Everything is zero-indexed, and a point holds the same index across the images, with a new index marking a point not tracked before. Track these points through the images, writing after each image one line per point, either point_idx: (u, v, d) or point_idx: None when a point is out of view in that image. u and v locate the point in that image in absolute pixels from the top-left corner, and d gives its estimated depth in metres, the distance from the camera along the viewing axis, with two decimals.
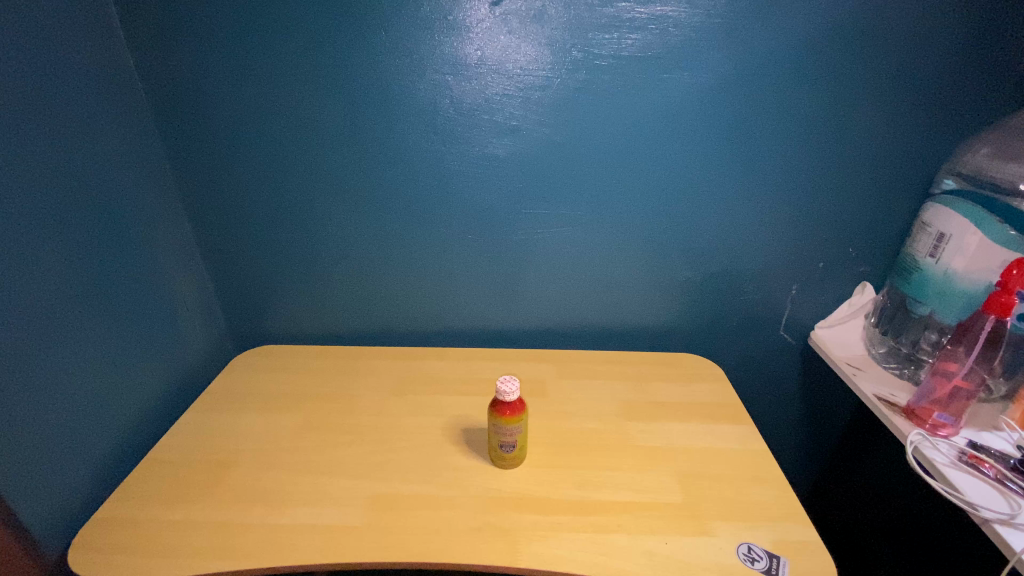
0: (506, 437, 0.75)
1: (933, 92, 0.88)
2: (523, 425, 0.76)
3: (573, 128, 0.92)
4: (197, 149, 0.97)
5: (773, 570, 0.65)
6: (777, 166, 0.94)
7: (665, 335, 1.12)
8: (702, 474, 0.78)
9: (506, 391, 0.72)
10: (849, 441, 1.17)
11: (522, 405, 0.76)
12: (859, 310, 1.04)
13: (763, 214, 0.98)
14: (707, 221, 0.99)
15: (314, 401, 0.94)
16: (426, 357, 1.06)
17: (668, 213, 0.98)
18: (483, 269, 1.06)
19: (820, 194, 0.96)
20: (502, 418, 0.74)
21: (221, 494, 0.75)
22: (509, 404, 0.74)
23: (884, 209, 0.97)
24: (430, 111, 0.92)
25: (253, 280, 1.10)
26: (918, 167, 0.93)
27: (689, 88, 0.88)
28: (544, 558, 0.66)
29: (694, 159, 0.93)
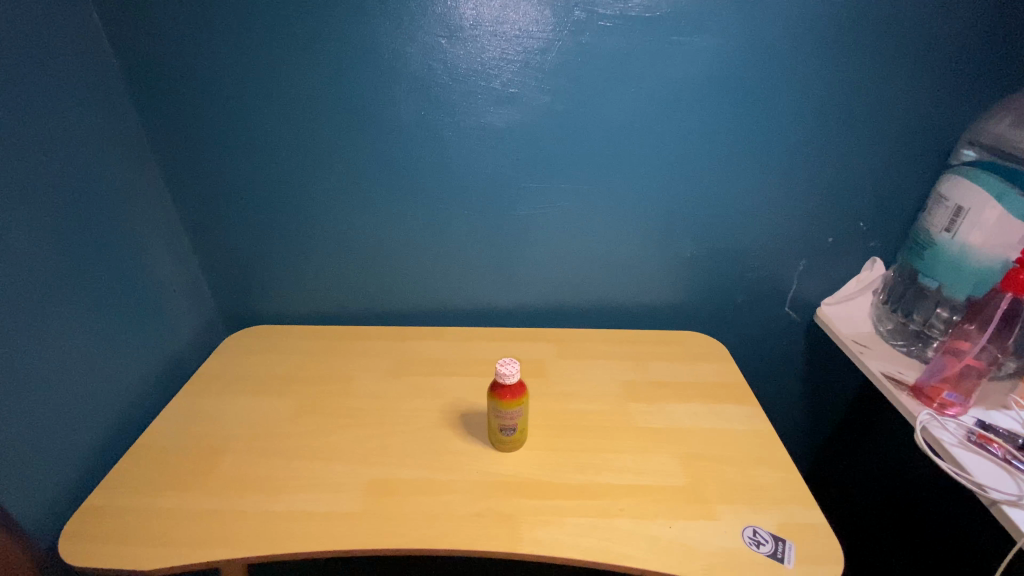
0: (506, 423, 0.73)
1: (957, 57, 0.83)
2: (525, 410, 0.73)
3: (576, 95, 0.87)
4: (176, 122, 0.92)
5: (779, 554, 0.64)
6: (789, 136, 0.89)
7: (668, 314, 1.09)
8: (706, 457, 0.76)
9: (506, 375, 0.70)
10: (852, 418, 1.16)
11: (523, 389, 0.73)
12: (868, 286, 1.01)
13: (772, 188, 0.94)
14: (714, 196, 0.95)
15: (309, 384, 0.91)
16: (424, 337, 1.03)
17: (673, 188, 0.95)
18: (482, 246, 1.02)
19: (832, 165, 0.92)
20: (502, 402, 0.72)
21: (213, 481, 0.73)
22: (509, 388, 0.72)
23: (898, 182, 0.93)
24: (423, 77, 0.87)
25: (243, 260, 1.06)
26: (936, 137, 0.89)
27: (699, 52, 0.83)
28: (546, 543, 0.65)
29: (702, 129, 0.89)
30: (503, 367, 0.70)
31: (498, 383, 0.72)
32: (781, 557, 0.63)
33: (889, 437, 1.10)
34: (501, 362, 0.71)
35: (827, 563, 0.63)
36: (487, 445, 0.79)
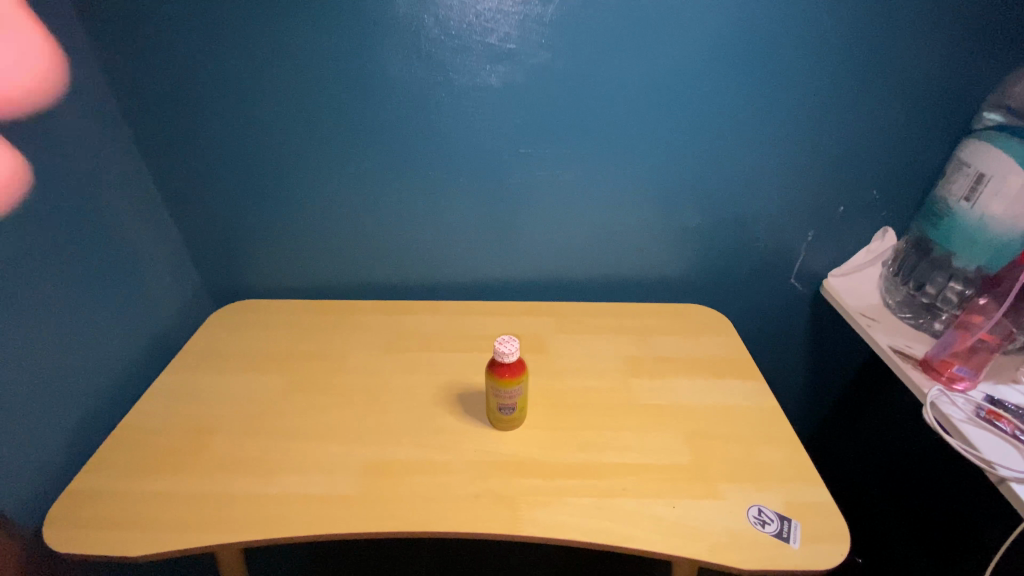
0: (504, 401, 0.71)
1: (986, 11, 0.77)
2: (524, 388, 0.71)
3: (577, 51, 0.81)
4: (147, 82, 0.85)
5: (785, 533, 0.62)
6: (803, 98, 0.84)
7: (671, 286, 1.06)
8: (709, 435, 0.74)
9: (506, 353, 0.67)
10: (855, 390, 1.14)
11: (523, 367, 0.70)
12: (878, 257, 0.98)
13: (783, 154, 0.90)
14: (723, 163, 0.91)
15: (300, 360, 0.88)
16: (419, 311, 1.00)
17: (679, 153, 0.90)
18: (478, 216, 0.98)
19: (847, 129, 0.87)
20: (500, 381, 0.69)
21: (202, 463, 0.71)
22: (509, 366, 0.69)
23: (915, 147, 0.89)
24: (413, 32, 0.80)
25: (227, 232, 1.01)
26: (958, 99, 0.84)
27: (711, 4, 0.77)
28: (547, 525, 0.63)
29: (712, 90, 0.84)
30: (501, 344, 0.67)
31: (497, 362, 0.69)
32: (787, 536, 0.62)
33: (891, 408, 1.09)
34: (500, 339, 0.68)
35: (834, 542, 0.61)
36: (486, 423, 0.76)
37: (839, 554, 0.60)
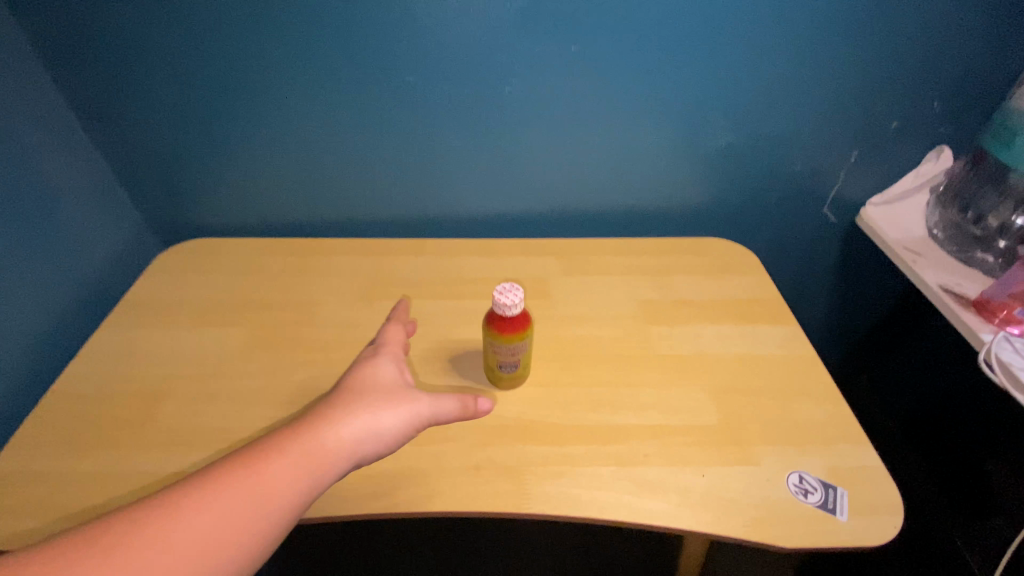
0: (505, 360, 0.60)
1: None
2: (528, 344, 0.60)
3: None
4: None
5: (830, 503, 0.55)
6: None
7: (687, 219, 0.93)
8: (738, 389, 0.65)
9: (507, 307, 0.55)
10: (886, 330, 1.06)
11: (528, 320, 0.59)
12: (926, 182, 0.87)
13: (830, 55, 0.75)
14: (757, 67, 0.76)
15: (265, 311, 0.76)
16: (401, 251, 0.87)
17: (707, 54, 0.74)
18: (468, 134, 0.83)
19: (908, 22, 0.72)
20: (501, 337, 0.58)
21: (150, 436, 0.61)
22: (510, 320, 0.57)
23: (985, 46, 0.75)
24: None
25: (167, 156, 0.86)
26: None
27: None
28: (559, 500, 0.54)
29: None
30: (501, 295, 0.55)
31: (497, 315, 0.58)
32: (833, 508, 0.54)
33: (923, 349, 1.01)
34: (500, 288, 0.56)
35: (885, 513, 0.54)
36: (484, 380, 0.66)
37: (893, 527, 0.53)
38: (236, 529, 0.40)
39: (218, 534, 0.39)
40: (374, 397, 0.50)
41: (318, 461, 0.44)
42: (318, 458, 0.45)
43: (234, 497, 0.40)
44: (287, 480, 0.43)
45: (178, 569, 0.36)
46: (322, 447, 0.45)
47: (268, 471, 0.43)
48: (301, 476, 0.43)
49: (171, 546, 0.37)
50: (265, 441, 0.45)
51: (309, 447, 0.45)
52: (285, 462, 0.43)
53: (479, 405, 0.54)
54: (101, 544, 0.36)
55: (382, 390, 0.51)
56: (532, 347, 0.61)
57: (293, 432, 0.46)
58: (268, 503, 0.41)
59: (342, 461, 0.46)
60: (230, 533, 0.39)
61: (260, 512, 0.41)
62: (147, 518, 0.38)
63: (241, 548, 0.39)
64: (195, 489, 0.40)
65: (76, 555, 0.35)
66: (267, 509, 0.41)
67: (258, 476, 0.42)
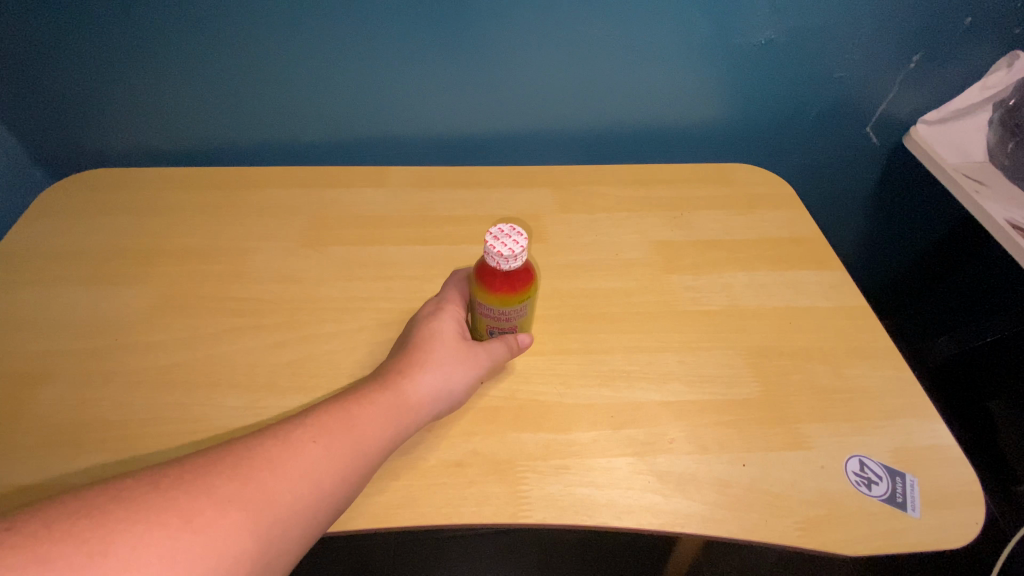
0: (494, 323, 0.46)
1: None
2: (528, 307, 0.46)
3: None
4: None
5: (898, 495, 0.44)
6: None
7: (704, 143, 0.78)
8: (778, 351, 0.53)
9: (504, 259, 0.40)
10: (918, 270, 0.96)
11: (532, 277, 0.44)
12: (992, 97, 0.72)
13: None
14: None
15: (183, 261, 0.60)
16: (358, 182, 0.69)
17: None
18: (437, 25, 0.64)
19: None
20: (491, 296, 0.44)
21: (26, 431, 0.46)
22: (507, 276, 0.43)
23: None
24: None
25: (33, 62, 0.66)
26: None
27: None
28: (565, 504, 0.43)
29: None
30: (496, 242, 0.40)
31: (490, 267, 0.43)
32: (902, 501, 0.44)
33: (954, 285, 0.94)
34: (495, 232, 0.41)
35: (966, 504, 0.43)
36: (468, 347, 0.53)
37: (975, 524, 0.42)
38: (327, 480, 0.36)
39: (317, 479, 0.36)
40: (449, 353, 0.46)
41: (399, 420, 0.42)
42: (396, 415, 0.42)
43: (330, 445, 0.37)
44: (373, 438, 0.40)
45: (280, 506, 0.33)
46: (399, 405, 0.42)
47: (358, 419, 0.40)
48: (383, 433, 0.40)
49: (275, 485, 0.34)
50: (344, 397, 0.41)
51: (387, 403, 0.42)
52: (368, 419, 0.40)
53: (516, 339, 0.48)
54: (211, 477, 0.33)
55: (454, 345, 0.47)
56: (532, 310, 0.47)
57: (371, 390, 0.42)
58: (355, 459, 0.38)
59: (419, 420, 0.43)
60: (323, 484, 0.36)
61: (349, 466, 0.38)
62: (251, 454, 0.35)
63: (335, 495, 0.36)
64: (292, 430, 0.37)
65: (192, 478, 0.32)
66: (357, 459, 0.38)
67: (348, 424, 0.39)
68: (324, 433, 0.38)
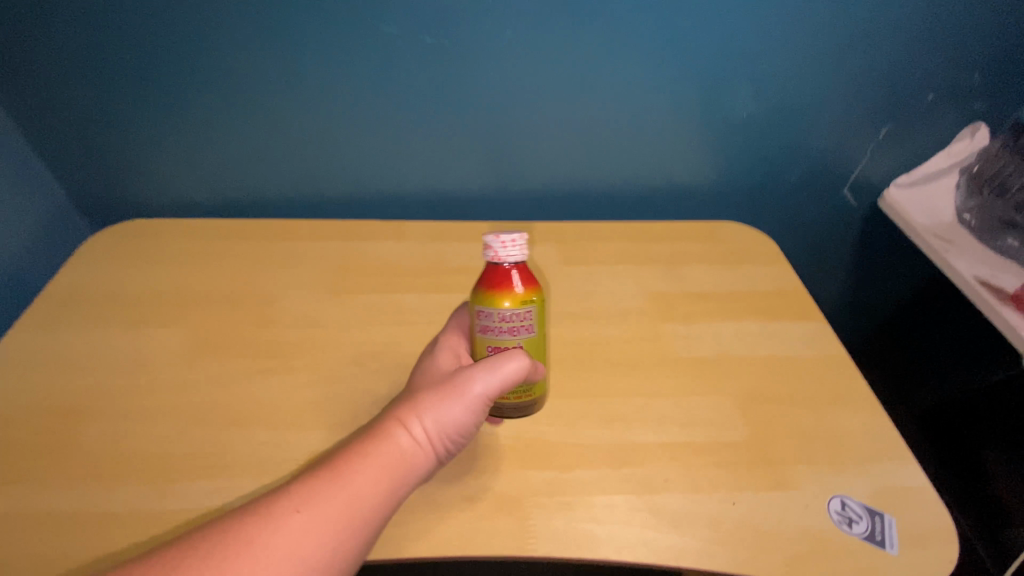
0: (497, 334, 0.48)
1: None
2: (531, 316, 0.48)
3: None
4: None
5: (878, 534, 0.47)
6: None
7: (696, 201, 0.84)
8: (765, 397, 0.57)
9: (500, 243, 0.45)
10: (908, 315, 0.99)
11: (533, 281, 0.48)
12: (957, 162, 0.79)
13: (855, 14, 0.67)
14: (775, 26, 0.68)
15: (216, 307, 0.65)
16: (377, 234, 0.75)
17: (722, 9, 0.66)
18: (455, 96, 0.72)
19: None
20: (491, 298, 0.46)
21: (69, 464, 0.50)
22: (509, 277, 0.46)
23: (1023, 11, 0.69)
24: None
25: (92, 123, 0.74)
26: None
27: None
28: (569, 538, 0.46)
29: None
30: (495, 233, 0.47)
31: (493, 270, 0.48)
32: (881, 539, 0.47)
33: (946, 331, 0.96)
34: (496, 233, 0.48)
35: (942, 543, 0.47)
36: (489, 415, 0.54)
37: (949, 561, 0.46)
38: (320, 549, 0.37)
39: (318, 548, 0.37)
40: (442, 391, 0.45)
41: (397, 470, 0.42)
42: (394, 465, 0.42)
43: (321, 508, 0.38)
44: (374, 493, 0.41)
45: None
46: (397, 455, 0.42)
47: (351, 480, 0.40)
48: (382, 486, 0.41)
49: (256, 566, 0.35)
50: (338, 456, 0.42)
51: (382, 455, 0.42)
52: (364, 474, 0.41)
53: (539, 370, 0.49)
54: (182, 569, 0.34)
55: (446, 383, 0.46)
56: (540, 332, 0.49)
57: (364, 445, 0.42)
58: (352, 519, 0.39)
59: (419, 466, 0.43)
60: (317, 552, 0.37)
61: (346, 528, 0.38)
62: (229, 534, 0.36)
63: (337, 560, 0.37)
64: (276, 503, 0.38)
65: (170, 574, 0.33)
66: (360, 519, 0.39)
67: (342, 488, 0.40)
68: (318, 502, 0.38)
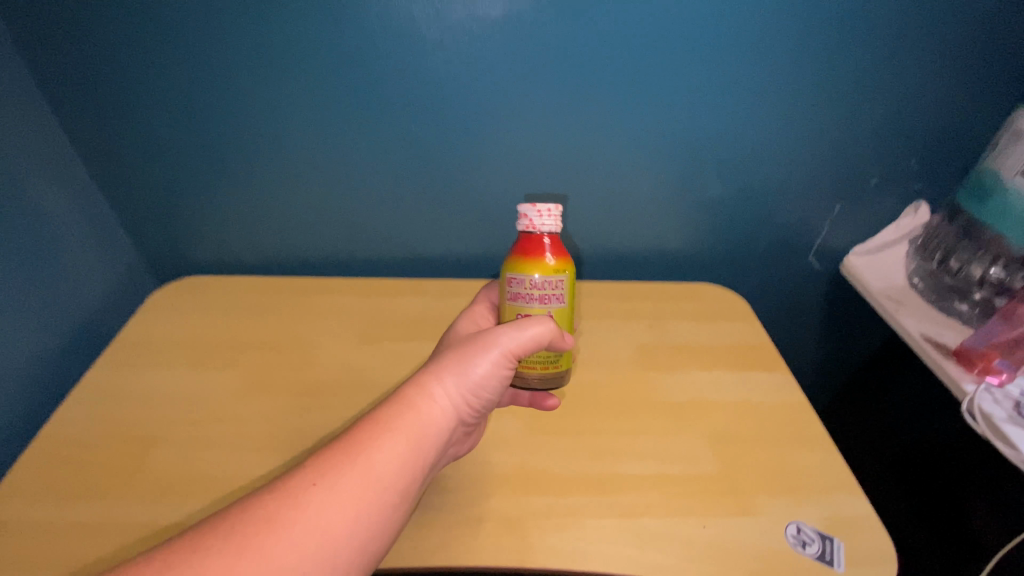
0: (532, 299, 0.58)
1: None
2: (562, 284, 0.58)
3: None
4: (57, 30, 0.74)
5: (828, 555, 0.55)
6: (824, 59, 0.76)
7: (678, 265, 0.96)
8: (735, 437, 0.66)
9: (536, 216, 0.57)
10: (880, 363, 1.07)
11: (563, 255, 0.58)
12: (906, 234, 0.91)
13: (805, 117, 0.81)
14: (738, 125, 0.82)
15: (264, 352, 0.76)
16: (401, 291, 0.87)
17: (693, 114, 0.80)
18: (471, 177, 0.86)
19: (872, 97, 0.80)
20: (526, 265, 0.57)
21: (143, 481, 0.59)
22: (543, 246, 0.57)
23: (948, 114, 0.82)
24: None
25: (167, 195, 0.88)
26: (997, 62, 0.78)
27: None
28: (563, 553, 0.54)
29: (729, 42, 0.75)
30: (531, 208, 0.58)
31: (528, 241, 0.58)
32: (830, 559, 0.55)
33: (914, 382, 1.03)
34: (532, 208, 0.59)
35: (883, 564, 0.55)
36: (517, 384, 0.62)
37: None
38: (351, 516, 0.44)
39: (347, 512, 0.44)
40: (464, 364, 0.54)
41: (421, 437, 0.50)
42: (420, 432, 0.50)
43: (350, 482, 0.45)
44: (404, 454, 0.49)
45: (305, 550, 0.42)
46: (423, 421, 0.51)
47: (377, 447, 0.48)
48: (407, 454, 0.49)
49: (295, 535, 0.42)
50: (368, 425, 0.49)
51: (410, 422, 0.50)
52: (391, 442, 0.48)
53: (564, 337, 0.57)
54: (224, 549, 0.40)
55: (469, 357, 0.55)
56: (566, 303, 0.59)
57: (394, 413, 0.50)
58: (378, 485, 0.46)
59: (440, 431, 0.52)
60: (349, 519, 0.44)
61: (373, 492, 0.46)
62: (260, 515, 0.43)
63: (366, 523, 0.45)
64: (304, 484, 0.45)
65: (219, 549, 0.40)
66: (388, 480, 0.47)
67: (368, 456, 0.47)
68: (343, 475, 0.45)
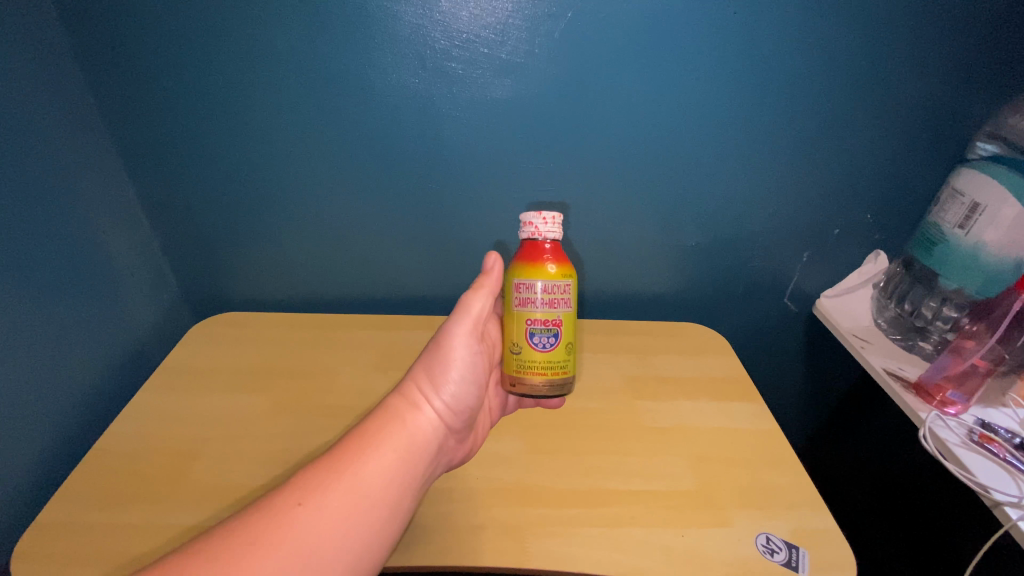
0: (539, 303, 0.64)
1: (962, 60, 0.82)
2: (567, 288, 0.65)
3: (574, 77, 0.83)
4: (133, 108, 0.87)
5: (794, 562, 0.62)
6: (788, 132, 0.88)
7: (665, 305, 1.07)
8: (714, 458, 0.74)
9: (540, 222, 0.64)
10: (857, 398, 1.14)
11: (564, 261, 0.65)
12: (869, 279, 1.00)
13: (773, 178, 0.93)
14: (714, 185, 0.93)
15: (291, 378, 0.85)
16: (414, 327, 0.97)
17: (674, 176, 0.92)
18: (478, 227, 0.98)
19: (833, 164, 0.91)
20: (533, 269, 0.64)
21: (186, 487, 0.67)
22: (548, 252, 0.65)
23: (902, 176, 0.92)
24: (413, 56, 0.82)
25: (211, 241, 1.00)
26: (942, 133, 0.88)
27: (698, 44, 0.81)
28: (555, 556, 0.61)
29: (704, 118, 0.87)
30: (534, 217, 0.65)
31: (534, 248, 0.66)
32: (796, 565, 0.61)
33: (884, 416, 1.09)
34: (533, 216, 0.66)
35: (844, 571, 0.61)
36: (526, 393, 0.65)
37: None
38: (339, 532, 0.50)
39: (337, 526, 0.50)
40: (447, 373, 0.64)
41: (408, 450, 0.58)
42: (412, 442, 0.59)
43: (337, 501, 0.52)
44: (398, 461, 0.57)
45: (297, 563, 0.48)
46: (416, 430, 0.60)
47: (368, 459, 0.55)
48: (395, 467, 0.56)
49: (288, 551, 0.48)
50: (362, 440, 0.57)
51: (403, 435, 0.59)
52: (379, 458, 0.56)
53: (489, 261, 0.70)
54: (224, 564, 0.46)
55: (451, 365, 0.65)
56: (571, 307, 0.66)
57: (390, 425, 0.59)
58: (363, 501, 0.53)
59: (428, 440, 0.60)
60: (338, 533, 0.50)
61: (359, 508, 0.52)
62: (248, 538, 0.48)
63: (353, 537, 0.51)
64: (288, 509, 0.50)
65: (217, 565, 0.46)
66: (375, 495, 0.53)
67: (353, 476, 0.54)
68: (329, 495, 0.52)
